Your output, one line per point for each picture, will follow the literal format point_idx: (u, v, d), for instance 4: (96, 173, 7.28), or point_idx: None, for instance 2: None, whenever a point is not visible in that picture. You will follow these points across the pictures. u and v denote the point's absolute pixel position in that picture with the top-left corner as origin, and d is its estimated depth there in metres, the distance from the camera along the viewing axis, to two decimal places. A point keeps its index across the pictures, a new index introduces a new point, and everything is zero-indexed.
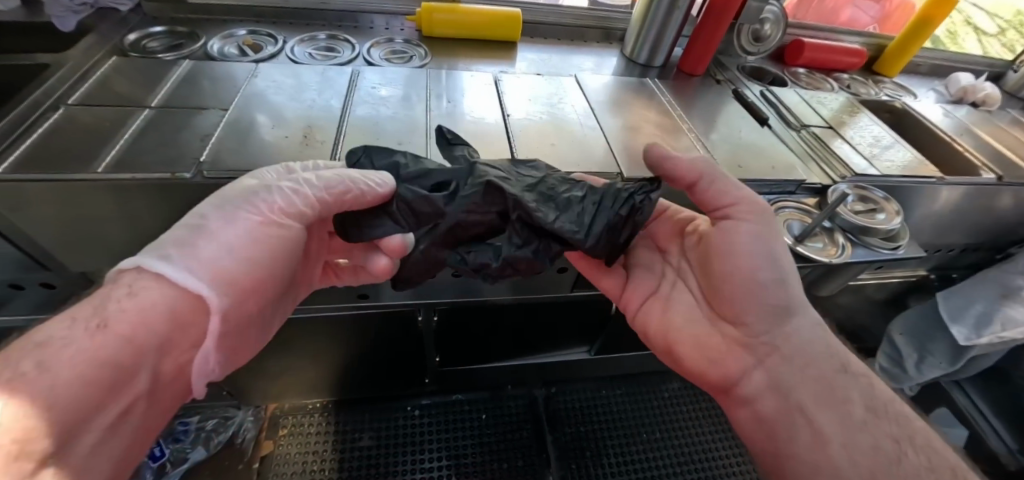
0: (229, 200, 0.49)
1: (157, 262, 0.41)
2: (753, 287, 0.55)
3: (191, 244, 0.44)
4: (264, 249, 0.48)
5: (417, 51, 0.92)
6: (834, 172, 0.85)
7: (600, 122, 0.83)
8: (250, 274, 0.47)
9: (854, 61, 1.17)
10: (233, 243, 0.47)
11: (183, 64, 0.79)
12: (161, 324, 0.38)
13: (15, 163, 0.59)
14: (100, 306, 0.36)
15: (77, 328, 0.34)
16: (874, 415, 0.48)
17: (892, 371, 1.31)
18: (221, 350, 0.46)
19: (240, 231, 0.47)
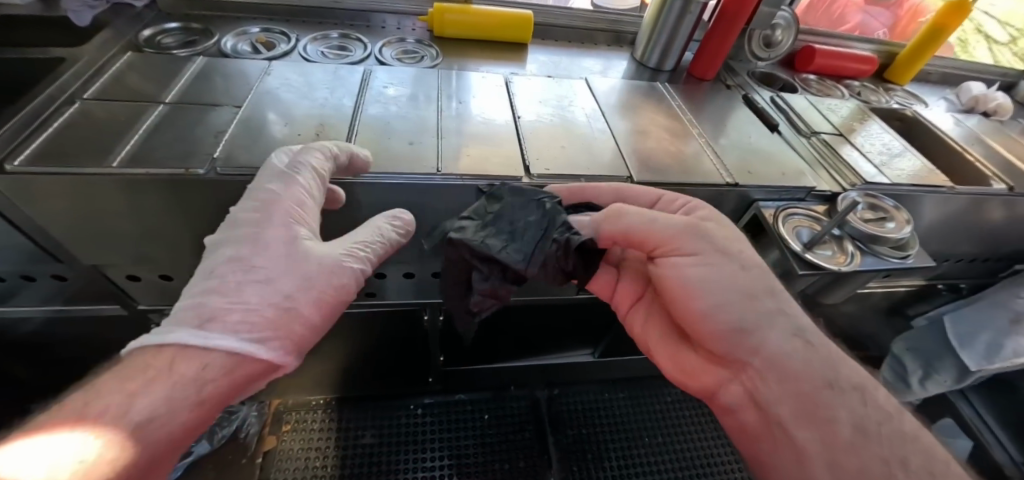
0: (278, 252, 0.51)
1: (201, 329, 0.43)
2: (703, 318, 0.55)
3: (238, 295, 0.47)
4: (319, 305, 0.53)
5: (428, 51, 0.92)
6: (843, 179, 0.84)
7: (610, 125, 0.83)
8: (305, 325, 0.51)
9: (865, 68, 1.16)
10: (289, 296, 0.50)
11: (197, 61, 0.80)
12: (222, 381, 0.42)
13: (31, 156, 0.59)
14: (172, 363, 0.40)
15: (158, 377, 0.38)
16: (863, 436, 0.44)
17: (896, 385, 1.34)
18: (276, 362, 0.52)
19: (296, 286, 0.51)
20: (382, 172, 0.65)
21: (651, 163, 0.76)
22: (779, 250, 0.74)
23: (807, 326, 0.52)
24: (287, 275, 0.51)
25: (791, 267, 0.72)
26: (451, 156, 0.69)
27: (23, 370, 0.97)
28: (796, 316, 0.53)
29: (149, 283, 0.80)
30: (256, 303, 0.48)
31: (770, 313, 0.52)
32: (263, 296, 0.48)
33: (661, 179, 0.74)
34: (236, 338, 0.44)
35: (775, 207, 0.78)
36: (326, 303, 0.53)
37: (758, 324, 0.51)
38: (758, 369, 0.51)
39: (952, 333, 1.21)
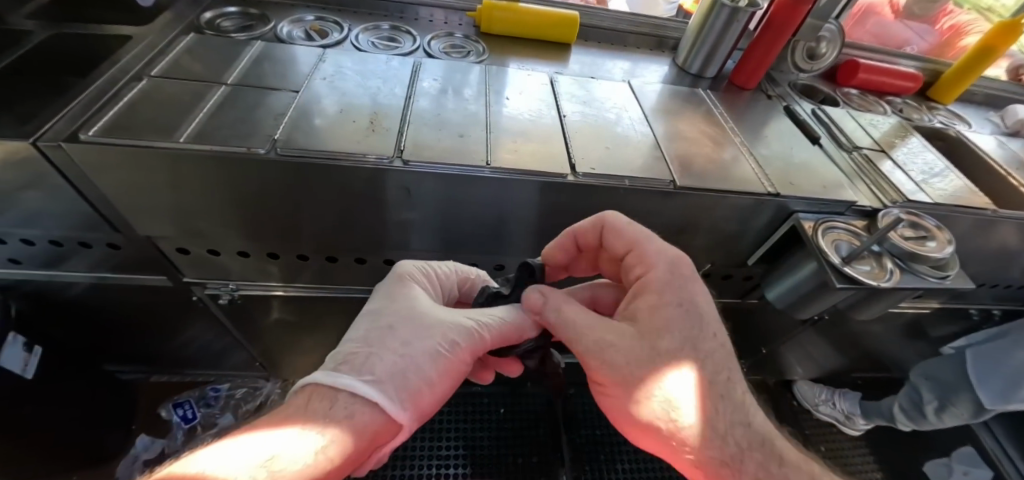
0: (422, 325, 0.57)
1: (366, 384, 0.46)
2: (636, 435, 0.56)
3: (375, 353, 0.51)
4: (447, 359, 0.56)
5: (475, 47, 0.94)
6: (884, 196, 0.84)
7: (652, 129, 0.83)
8: (438, 372, 0.54)
9: (909, 85, 1.15)
10: (420, 355, 0.53)
11: (255, 45, 0.83)
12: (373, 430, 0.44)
13: (104, 127, 0.62)
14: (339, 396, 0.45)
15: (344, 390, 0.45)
16: None
17: (911, 413, 1.32)
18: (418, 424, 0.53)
19: (424, 346, 0.54)
20: (432, 162, 0.66)
21: (692, 169, 0.76)
22: (816, 262, 0.74)
23: (717, 458, 0.45)
24: (413, 340, 0.54)
25: (829, 280, 0.71)
26: (498, 150, 0.71)
27: (67, 333, 1.01)
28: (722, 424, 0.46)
29: (197, 256, 0.82)
30: (391, 368, 0.50)
31: (696, 425, 0.47)
32: (390, 361, 0.51)
33: (703, 185, 0.74)
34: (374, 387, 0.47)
35: (814, 219, 0.78)
36: (449, 370, 0.56)
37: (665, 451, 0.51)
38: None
39: (971, 367, 1.18)
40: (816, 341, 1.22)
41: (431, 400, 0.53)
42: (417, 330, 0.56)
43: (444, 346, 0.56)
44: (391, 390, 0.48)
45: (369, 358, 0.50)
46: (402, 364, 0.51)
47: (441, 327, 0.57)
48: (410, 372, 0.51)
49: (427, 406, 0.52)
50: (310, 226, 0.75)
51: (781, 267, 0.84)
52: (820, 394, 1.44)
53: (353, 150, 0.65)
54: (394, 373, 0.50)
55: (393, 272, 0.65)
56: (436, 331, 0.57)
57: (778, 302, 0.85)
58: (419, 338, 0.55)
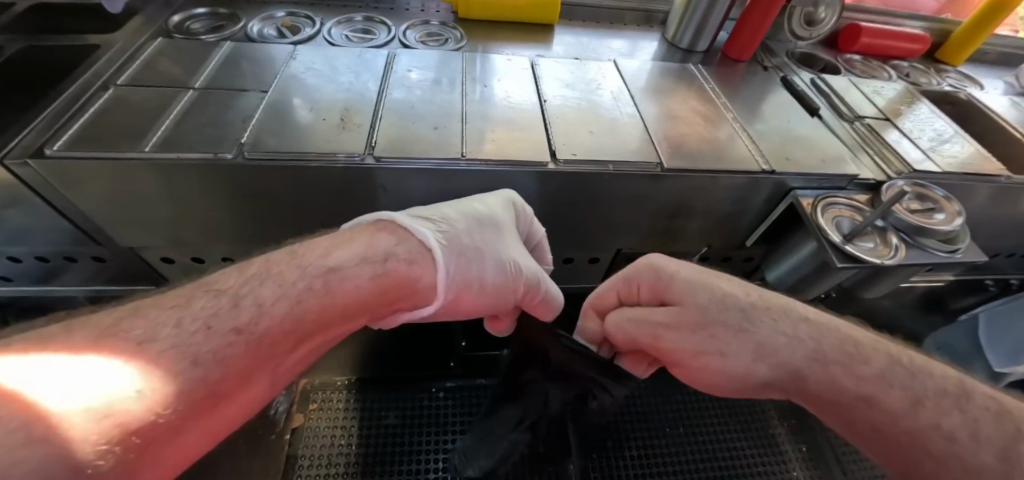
0: (493, 226, 0.64)
1: (424, 239, 0.55)
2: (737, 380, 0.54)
3: (453, 233, 0.60)
4: (503, 278, 0.64)
5: (452, 33, 0.90)
6: (888, 166, 0.79)
7: (639, 109, 0.80)
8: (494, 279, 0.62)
9: (915, 47, 1.08)
10: (489, 261, 0.62)
11: (225, 46, 0.80)
12: (365, 295, 0.49)
13: (69, 140, 0.61)
14: (373, 247, 0.52)
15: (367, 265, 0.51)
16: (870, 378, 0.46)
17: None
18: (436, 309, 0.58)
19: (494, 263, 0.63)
20: (406, 157, 0.64)
21: (681, 149, 0.73)
22: (815, 241, 0.71)
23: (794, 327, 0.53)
24: (469, 216, 0.63)
25: (828, 259, 0.68)
26: (475, 140, 0.68)
27: None
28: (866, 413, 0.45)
29: (183, 266, 0.82)
30: (460, 251, 0.60)
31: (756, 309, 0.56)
32: (463, 247, 0.60)
33: (692, 164, 0.70)
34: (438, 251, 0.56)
35: (813, 196, 0.74)
36: (494, 289, 0.63)
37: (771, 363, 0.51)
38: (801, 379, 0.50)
39: (983, 334, 1.17)
40: None
41: (469, 296, 0.61)
42: (494, 241, 0.64)
43: (509, 273, 0.64)
44: (447, 259, 0.58)
45: (449, 228, 0.60)
46: (461, 246, 0.59)
47: (513, 250, 0.66)
48: (469, 267, 0.60)
49: (460, 298, 0.60)
50: (290, 228, 0.73)
51: (780, 247, 0.81)
52: None
53: (323, 149, 0.63)
54: (457, 253, 0.59)
55: (502, 201, 0.66)
56: (510, 264, 0.64)
57: (779, 284, 0.82)
58: (497, 244, 0.64)
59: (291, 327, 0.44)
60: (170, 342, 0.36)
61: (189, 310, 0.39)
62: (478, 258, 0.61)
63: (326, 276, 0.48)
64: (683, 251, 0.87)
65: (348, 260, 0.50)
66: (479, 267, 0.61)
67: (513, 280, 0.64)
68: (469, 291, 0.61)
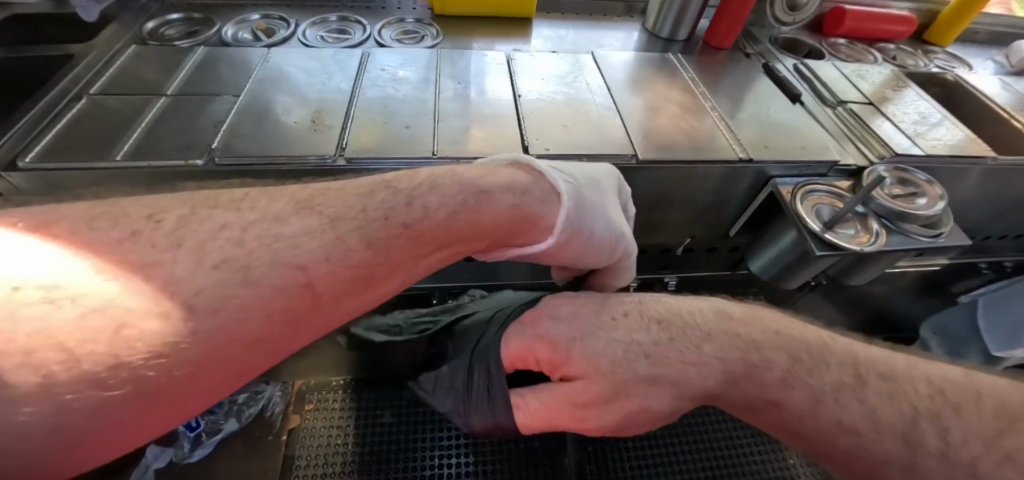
0: (602, 186, 0.60)
1: (558, 183, 0.53)
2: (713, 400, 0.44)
3: (579, 187, 0.56)
4: (610, 245, 0.59)
5: (428, 31, 0.90)
6: (871, 151, 0.78)
7: (616, 101, 0.79)
8: (603, 239, 0.57)
9: (902, 29, 1.06)
10: (603, 219, 0.57)
11: (198, 51, 0.79)
12: (504, 221, 0.47)
13: (42, 151, 0.61)
14: (523, 190, 0.50)
15: (512, 197, 0.49)
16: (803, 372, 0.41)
17: None
18: (541, 258, 0.55)
19: (608, 223, 0.58)
20: (377, 157, 0.63)
21: (658, 140, 0.72)
22: (795, 229, 0.70)
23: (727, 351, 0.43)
24: (585, 176, 0.59)
25: (808, 247, 0.67)
26: (446, 138, 0.68)
27: None
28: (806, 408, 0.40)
29: None
30: (583, 198, 0.55)
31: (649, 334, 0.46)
32: (584, 197, 0.56)
33: (668, 155, 0.69)
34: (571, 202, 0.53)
35: (793, 183, 0.73)
36: (598, 250, 0.58)
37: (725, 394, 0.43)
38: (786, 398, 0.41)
39: (982, 318, 1.13)
40: (818, 305, 1.18)
41: (576, 247, 0.56)
42: (607, 201, 0.59)
43: (615, 237, 0.59)
44: (574, 206, 0.53)
45: (570, 178, 0.56)
46: (585, 196, 0.55)
47: (618, 218, 0.61)
48: (585, 221, 0.55)
49: (567, 246, 0.55)
50: None
51: (762, 236, 0.80)
52: None
53: (294, 152, 0.63)
54: (581, 201, 0.55)
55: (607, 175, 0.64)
56: (618, 230, 0.60)
57: (763, 274, 0.81)
58: (608, 201, 0.59)
59: (436, 232, 0.43)
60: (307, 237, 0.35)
61: (372, 201, 0.41)
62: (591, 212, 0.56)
63: (478, 196, 0.46)
64: (667, 243, 0.86)
65: (495, 182, 0.48)
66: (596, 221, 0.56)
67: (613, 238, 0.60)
68: (578, 241, 0.55)
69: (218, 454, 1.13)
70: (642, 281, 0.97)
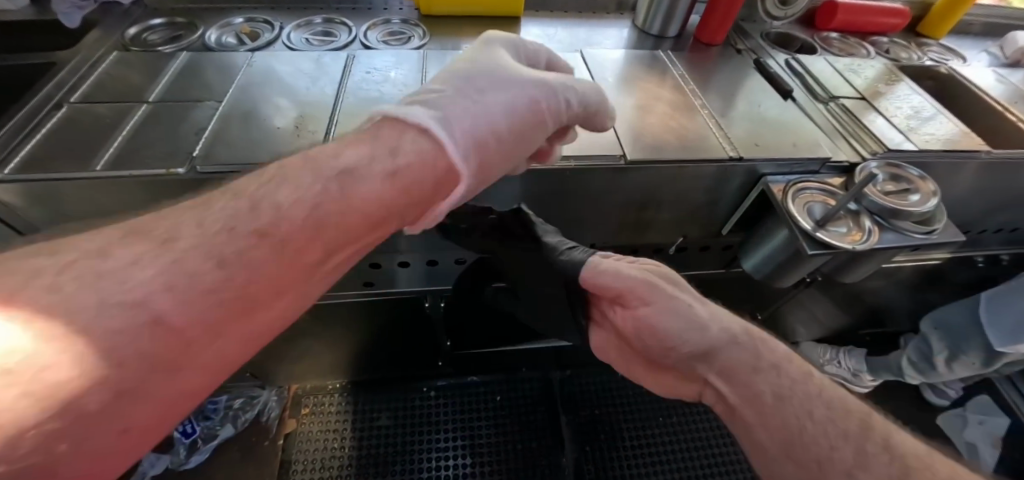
0: (475, 89, 0.52)
1: (417, 115, 0.45)
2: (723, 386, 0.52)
3: (439, 101, 0.48)
4: (502, 91, 0.52)
5: (415, 31, 0.89)
6: (863, 147, 0.77)
7: (606, 100, 0.78)
8: (497, 126, 0.50)
9: (895, 22, 1.05)
10: (484, 115, 0.50)
11: (181, 56, 0.78)
12: (424, 178, 0.42)
13: (21, 163, 0.60)
14: (393, 143, 0.42)
15: (377, 152, 0.41)
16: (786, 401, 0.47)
17: (921, 365, 1.28)
18: (464, 172, 0.48)
19: (494, 106, 0.51)
20: None
21: (647, 140, 0.71)
22: (787, 228, 0.69)
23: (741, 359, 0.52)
24: (462, 84, 0.51)
25: (800, 246, 0.66)
26: None
27: None
28: (790, 425, 0.45)
29: None
30: (459, 111, 0.48)
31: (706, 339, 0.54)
32: (461, 112, 0.48)
33: (657, 154, 0.68)
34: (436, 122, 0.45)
35: (785, 181, 0.72)
36: (509, 130, 0.52)
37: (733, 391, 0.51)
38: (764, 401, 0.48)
39: (982, 314, 1.11)
40: (814, 301, 1.17)
41: (495, 153, 0.51)
42: (494, 101, 0.51)
43: (516, 101, 0.53)
44: (452, 127, 0.46)
45: (441, 104, 0.48)
46: (454, 110, 0.48)
47: (513, 97, 0.53)
48: (475, 121, 0.48)
49: (490, 148, 0.49)
50: None
51: (754, 234, 0.80)
52: (825, 353, 1.37)
53: (275, 159, 0.62)
54: (460, 116, 0.48)
55: (481, 47, 0.58)
56: (516, 100, 0.53)
57: (756, 273, 0.80)
58: (494, 102, 0.51)
59: (368, 222, 0.39)
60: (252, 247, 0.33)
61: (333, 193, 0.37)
62: (489, 108, 0.51)
63: (342, 179, 0.39)
64: (659, 243, 0.86)
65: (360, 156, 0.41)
66: (490, 115, 0.51)
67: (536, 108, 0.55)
68: (485, 147, 0.49)
69: (213, 461, 1.12)
70: None
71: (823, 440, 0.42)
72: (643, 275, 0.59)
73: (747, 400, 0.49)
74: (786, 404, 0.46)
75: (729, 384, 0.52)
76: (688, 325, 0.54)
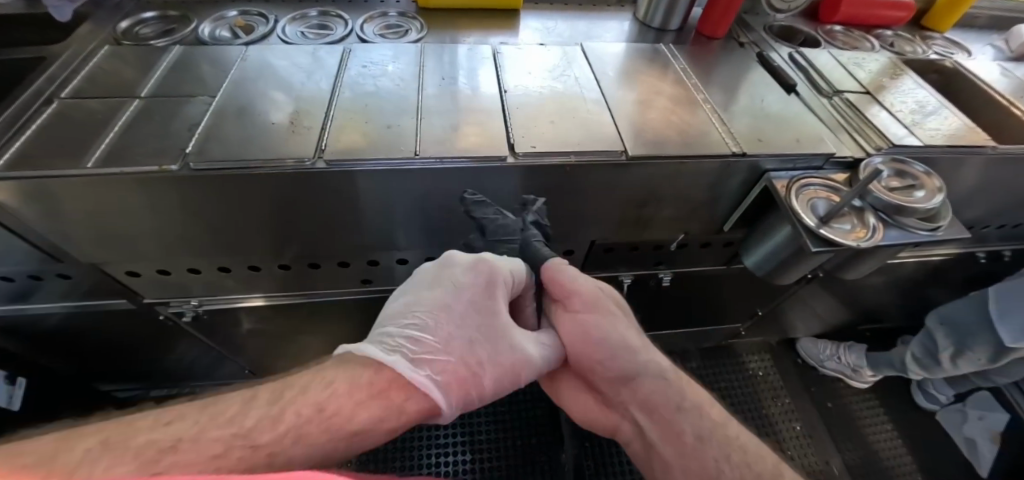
0: (437, 314, 0.54)
1: (388, 359, 0.47)
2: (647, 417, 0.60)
3: (413, 341, 0.50)
4: (471, 327, 0.55)
5: (413, 24, 0.87)
6: (868, 142, 0.76)
7: (606, 94, 0.77)
8: (464, 341, 0.53)
9: (900, 15, 1.04)
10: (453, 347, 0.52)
11: (175, 50, 0.77)
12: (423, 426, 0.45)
13: (11, 160, 0.59)
14: (382, 389, 0.44)
15: (353, 394, 0.42)
16: (701, 442, 0.55)
17: (924, 361, 1.22)
18: (462, 391, 0.51)
19: (459, 329, 0.54)
20: (357, 159, 0.61)
21: (648, 136, 0.70)
22: (791, 224, 0.68)
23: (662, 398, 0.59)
24: (439, 324, 0.53)
25: (803, 243, 0.66)
26: (429, 137, 0.66)
27: (57, 361, 1.03)
28: (707, 470, 0.53)
29: (149, 278, 0.80)
30: (444, 365, 0.50)
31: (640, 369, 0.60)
32: (443, 357, 0.51)
33: (659, 151, 0.67)
34: (411, 366, 0.48)
35: (788, 177, 0.71)
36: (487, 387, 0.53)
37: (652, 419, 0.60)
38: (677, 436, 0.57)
39: (994, 308, 1.03)
40: (814, 298, 1.17)
41: (485, 391, 0.53)
42: (460, 323, 0.54)
43: (487, 346, 0.55)
44: (445, 391, 0.49)
45: (422, 349, 0.50)
46: (426, 352, 0.50)
47: (467, 322, 0.55)
48: (460, 378, 0.51)
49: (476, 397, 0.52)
50: (252, 239, 0.72)
51: (757, 231, 0.79)
52: (825, 350, 1.37)
53: (270, 156, 0.61)
54: (444, 365, 0.50)
55: (473, 260, 0.57)
56: (486, 348, 0.55)
57: (758, 269, 0.80)
58: (461, 317, 0.55)
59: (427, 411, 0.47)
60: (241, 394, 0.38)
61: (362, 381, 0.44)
62: (480, 374, 0.53)
63: (352, 439, 0.39)
64: (660, 240, 0.85)
65: (373, 420, 0.41)
66: (467, 329, 0.55)
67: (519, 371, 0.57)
68: (472, 389, 0.52)
69: None
70: (636, 277, 0.95)
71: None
72: (597, 290, 0.63)
73: (669, 438, 0.57)
74: (705, 448, 0.55)
75: (653, 420, 0.60)
76: (623, 347, 0.60)
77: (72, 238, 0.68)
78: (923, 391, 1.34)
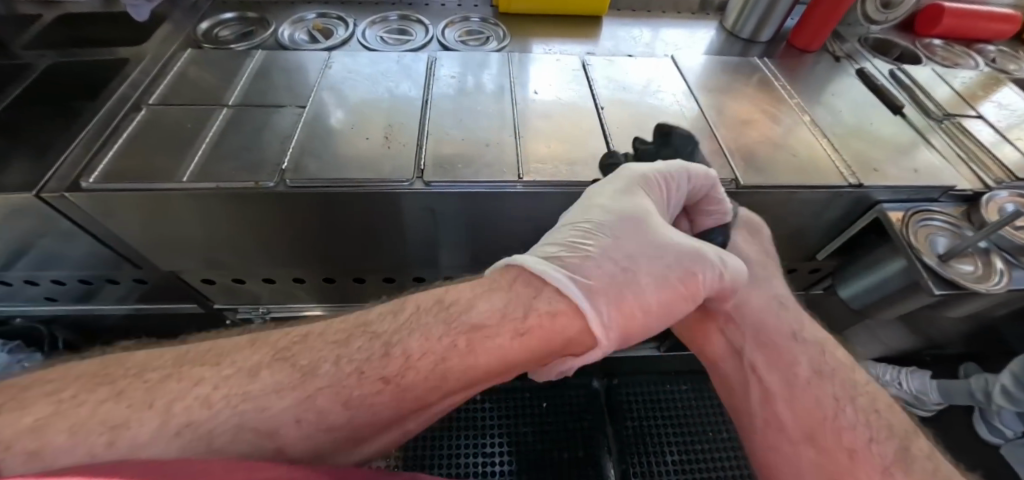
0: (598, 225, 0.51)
1: (542, 261, 0.45)
2: (755, 341, 0.51)
3: (570, 256, 0.47)
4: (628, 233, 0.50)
5: (494, 31, 0.84)
6: (987, 173, 0.70)
7: (702, 111, 0.73)
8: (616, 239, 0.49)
9: (1006, 28, 0.96)
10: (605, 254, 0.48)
11: (256, 56, 0.75)
12: (519, 355, 0.40)
13: (105, 172, 0.58)
14: (525, 304, 0.42)
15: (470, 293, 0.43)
16: (818, 378, 0.46)
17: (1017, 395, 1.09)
18: (611, 307, 0.44)
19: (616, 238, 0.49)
20: (458, 181, 0.59)
21: (754, 159, 0.66)
22: (905, 259, 0.64)
23: (781, 329, 0.51)
24: (589, 238, 0.49)
25: (923, 283, 0.61)
26: (528, 159, 0.62)
27: None
28: (821, 408, 0.44)
29: (223, 286, 0.79)
30: (600, 272, 0.46)
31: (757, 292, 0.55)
32: (610, 271, 0.46)
33: (771, 180, 0.63)
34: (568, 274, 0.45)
35: (901, 209, 0.67)
36: (666, 299, 0.46)
37: (761, 344, 0.51)
38: (790, 364, 0.48)
39: None
40: (883, 324, 1.12)
41: (640, 312, 0.45)
42: (627, 240, 0.49)
43: (652, 257, 0.48)
44: (602, 303, 0.44)
45: (581, 263, 0.46)
46: (577, 237, 0.49)
47: (620, 228, 0.51)
48: (626, 291, 0.45)
49: (634, 320, 0.45)
50: (331, 255, 0.69)
51: (857, 262, 0.74)
52: (885, 375, 1.31)
53: (370, 175, 0.58)
54: (595, 272, 0.46)
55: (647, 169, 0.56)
56: (643, 258, 0.48)
57: (853, 301, 0.76)
58: (622, 233, 0.50)
59: (530, 353, 0.41)
60: (322, 385, 0.34)
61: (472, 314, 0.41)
62: (633, 274, 0.46)
63: (469, 334, 0.39)
64: None
65: (489, 310, 0.41)
66: (619, 242, 0.49)
67: (683, 268, 0.47)
68: (632, 305, 0.45)
69: None
70: None
71: (863, 433, 0.42)
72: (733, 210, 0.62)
73: (774, 362, 0.49)
74: (822, 384, 0.46)
75: (758, 344, 0.51)
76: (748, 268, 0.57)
77: (150, 247, 0.66)
78: (989, 423, 1.27)
